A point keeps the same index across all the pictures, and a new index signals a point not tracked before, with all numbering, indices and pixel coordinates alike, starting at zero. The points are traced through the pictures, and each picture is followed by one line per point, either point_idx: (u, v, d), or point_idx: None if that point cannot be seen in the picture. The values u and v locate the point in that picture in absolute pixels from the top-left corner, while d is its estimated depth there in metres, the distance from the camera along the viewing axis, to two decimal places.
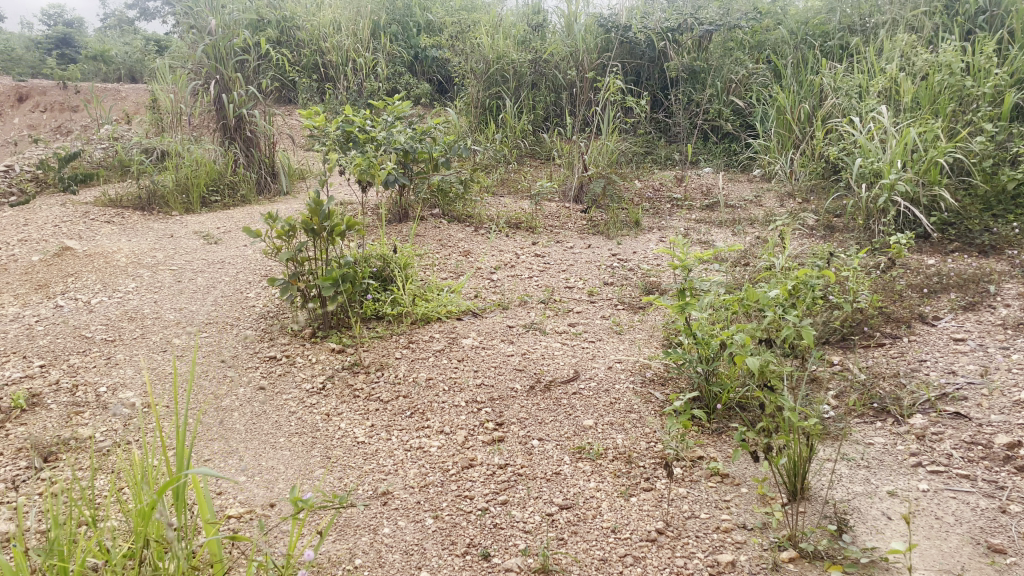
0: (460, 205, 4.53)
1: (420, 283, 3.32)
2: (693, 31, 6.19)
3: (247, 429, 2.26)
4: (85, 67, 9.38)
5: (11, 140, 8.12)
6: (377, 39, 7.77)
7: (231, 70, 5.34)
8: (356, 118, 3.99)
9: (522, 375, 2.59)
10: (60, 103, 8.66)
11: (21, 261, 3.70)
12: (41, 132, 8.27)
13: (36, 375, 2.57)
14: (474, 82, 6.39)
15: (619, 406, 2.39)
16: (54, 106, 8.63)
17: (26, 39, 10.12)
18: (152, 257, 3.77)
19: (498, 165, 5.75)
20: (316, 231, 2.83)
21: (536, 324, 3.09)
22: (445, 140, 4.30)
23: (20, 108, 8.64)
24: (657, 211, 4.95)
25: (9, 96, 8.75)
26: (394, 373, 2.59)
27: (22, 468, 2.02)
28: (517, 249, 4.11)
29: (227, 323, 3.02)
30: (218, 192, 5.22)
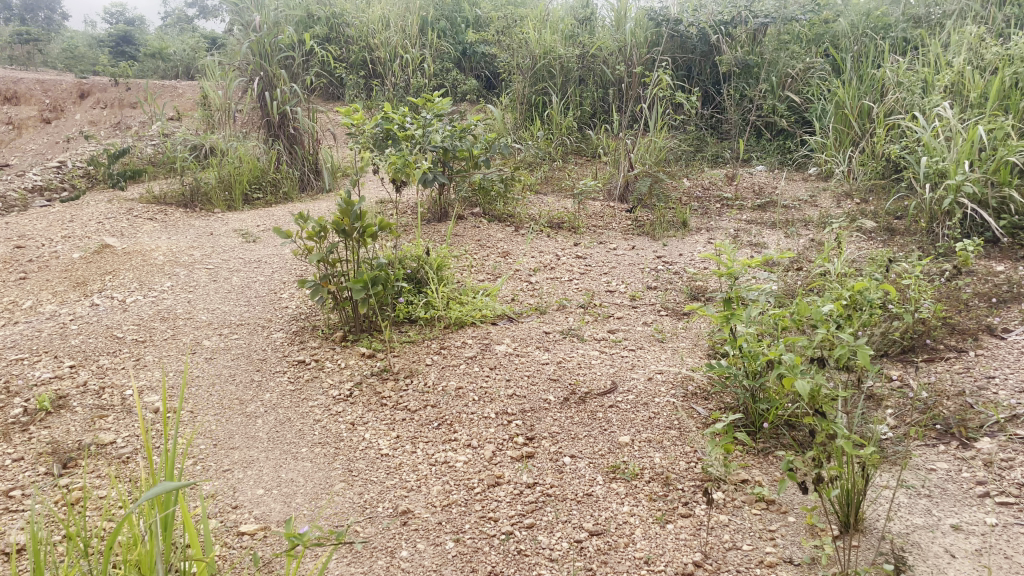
0: (501, 204, 4.43)
1: (456, 285, 3.22)
2: (747, 24, 6.00)
3: (269, 437, 2.19)
4: (144, 64, 9.58)
5: (70, 135, 8.32)
6: (425, 35, 7.71)
7: (275, 67, 5.33)
8: (395, 115, 3.90)
9: (556, 386, 2.47)
10: (118, 100, 8.85)
11: (62, 258, 3.73)
12: (100, 128, 8.46)
13: (65, 376, 2.55)
14: (520, 78, 6.28)
15: (658, 422, 2.26)
16: (113, 103, 8.84)
17: (90, 38, 10.41)
18: (189, 255, 3.76)
19: (542, 163, 5.62)
20: (347, 232, 2.72)
21: (574, 329, 2.97)
22: (486, 138, 4.20)
23: (81, 105, 8.88)
24: (706, 211, 4.77)
25: (71, 92, 9.01)
26: (423, 381, 2.49)
27: (40, 475, 1.98)
28: (558, 250, 3.99)
29: (258, 324, 2.96)
30: (261, 189, 5.22)
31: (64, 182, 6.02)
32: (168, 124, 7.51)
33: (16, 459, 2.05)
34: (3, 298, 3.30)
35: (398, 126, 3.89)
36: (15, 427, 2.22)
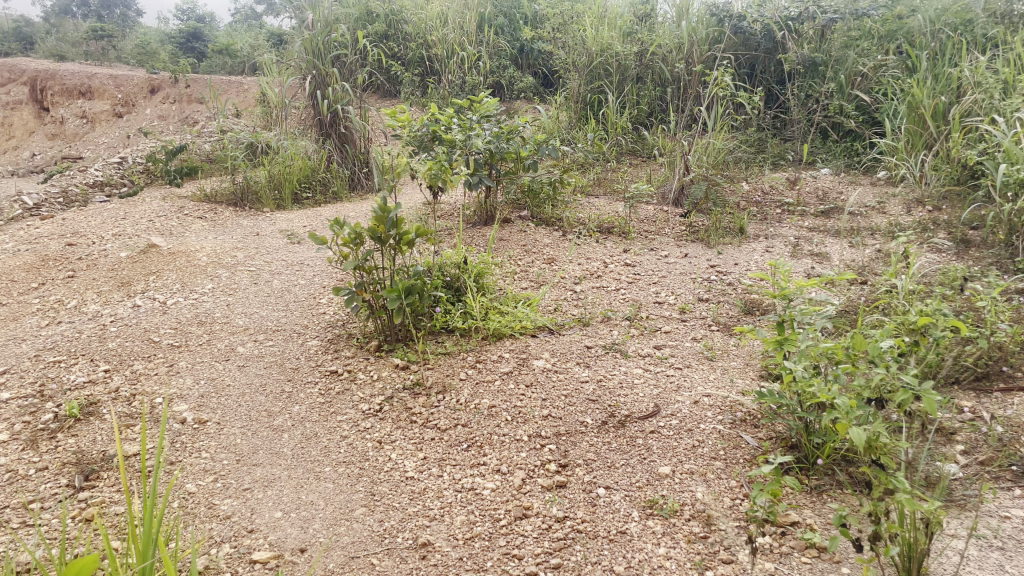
0: (551, 207, 4.30)
1: (497, 294, 3.12)
2: (814, 20, 5.72)
3: (293, 454, 2.12)
4: (212, 61, 9.75)
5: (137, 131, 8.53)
6: (482, 32, 7.62)
7: (328, 66, 5.30)
8: (442, 116, 3.80)
9: (595, 407, 2.34)
10: (189, 94, 8.94)
11: (109, 257, 3.75)
12: (167, 123, 8.64)
13: (98, 381, 2.53)
14: (576, 75, 6.12)
15: (702, 452, 2.11)
16: (182, 98, 8.96)
17: (162, 35, 10.69)
18: (232, 256, 3.74)
19: (595, 164, 5.46)
20: (382, 239, 2.63)
21: (617, 344, 2.83)
22: (535, 139, 4.07)
23: (150, 100, 9.09)
24: (765, 217, 4.55)
25: (142, 87, 9.20)
26: (456, 398, 2.39)
27: (61, 487, 1.94)
28: (607, 257, 3.84)
29: (294, 331, 2.90)
30: (310, 188, 5.20)
31: (123, 178, 6.13)
32: (227, 121, 7.60)
33: (40, 469, 2.02)
34: (51, 297, 3.34)
35: (444, 128, 3.79)
36: (44, 435, 2.19)
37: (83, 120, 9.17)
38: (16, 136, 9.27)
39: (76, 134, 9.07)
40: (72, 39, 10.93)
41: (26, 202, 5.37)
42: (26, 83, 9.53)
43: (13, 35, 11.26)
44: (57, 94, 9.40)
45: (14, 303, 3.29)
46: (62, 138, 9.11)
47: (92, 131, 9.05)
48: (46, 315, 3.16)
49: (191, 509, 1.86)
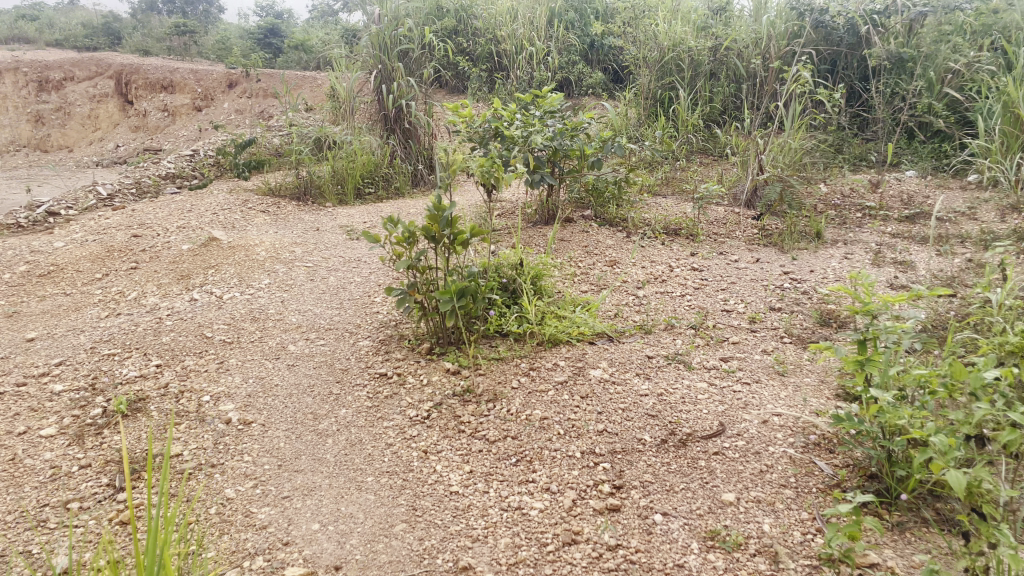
0: (615, 207, 4.14)
1: (555, 298, 2.99)
2: (903, 14, 5.45)
3: (336, 461, 2.04)
4: (288, 57, 9.90)
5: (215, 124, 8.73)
6: (553, 27, 7.49)
7: (393, 61, 5.25)
8: (505, 111, 3.68)
9: (654, 423, 2.19)
10: (264, 90, 9.12)
11: (172, 250, 3.77)
12: (244, 117, 8.81)
13: (149, 376, 2.51)
14: (646, 71, 5.92)
15: (770, 478, 1.94)
16: (258, 93, 9.13)
17: (241, 31, 10.91)
18: (290, 251, 3.70)
19: (663, 162, 5.27)
20: (436, 239, 2.52)
21: (681, 355, 2.67)
22: (600, 136, 3.92)
23: (229, 94, 9.29)
24: (844, 221, 4.29)
25: (220, 81, 9.41)
26: (506, 408, 2.27)
27: (103, 486, 1.91)
28: (672, 261, 3.66)
29: (346, 330, 2.83)
30: (373, 184, 5.17)
31: (194, 171, 6.22)
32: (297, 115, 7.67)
33: (83, 467, 1.99)
34: (113, 289, 3.37)
35: (507, 124, 3.67)
36: (90, 430, 2.17)
37: (164, 113, 9.41)
38: (101, 128, 9.62)
39: (157, 127, 9.32)
40: (157, 35, 11.26)
41: (100, 192, 5.51)
42: (112, 77, 9.82)
43: (103, 31, 11.65)
44: (140, 88, 9.66)
45: (78, 294, 3.34)
46: (144, 130, 9.39)
47: (173, 124, 9.27)
48: (106, 306, 3.19)
49: (228, 517, 1.80)
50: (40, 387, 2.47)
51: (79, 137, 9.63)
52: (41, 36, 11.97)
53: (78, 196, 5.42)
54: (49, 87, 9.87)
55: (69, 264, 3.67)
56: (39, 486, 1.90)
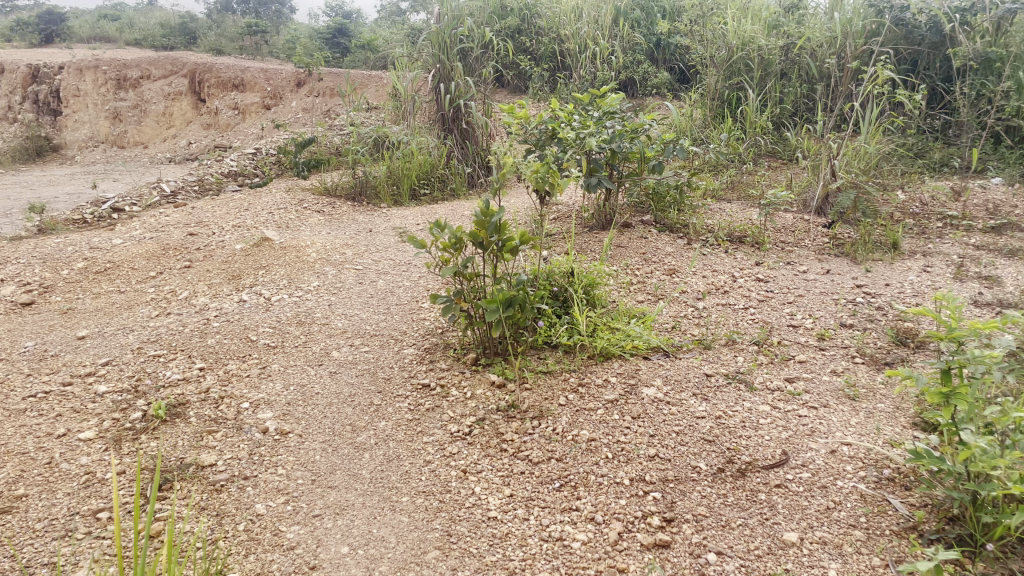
0: (676, 212, 3.97)
1: (608, 309, 2.85)
2: (991, 11, 5.12)
3: (371, 478, 1.95)
4: (355, 57, 9.98)
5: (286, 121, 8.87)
6: (618, 26, 7.32)
7: (452, 60, 5.18)
8: (562, 112, 3.55)
9: (710, 450, 2.04)
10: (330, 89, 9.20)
11: (225, 249, 3.77)
12: (311, 115, 8.91)
13: (192, 379, 2.47)
14: (713, 71, 5.68)
15: (838, 517, 1.77)
16: (325, 92, 9.21)
17: (311, 31, 11.05)
18: (341, 253, 3.65)
19: (730, 165, 5.05)
20: (484, 246, 2.41)
21: (742, 374, 2.50)
22: (662, 138, 3.76)
23: (297, 92, 9.40)
24: (924, 231, 4.02)
25: (289, 80, 9.54)
26: (552, 426, 2.15)
27: (133, 495, 1.86)
28: (736, 271, 3.47)
29: (391, 337, 2.74)
30: (429, 185, 5.10)
31: (256, 169, 6.28)
32: (358, 114, 7.68)
33: (116, 473, 1.95)
34: (166, 287, 3.38)
35: (564, 125, 3.54)
36: (128, 435, 2.14)
37: (235, 112, 9.57)
38: (175, 125, 9.83)
39: (227, 125, 9.51)
40: (230, 35, 11.48)
41: (163, 189, 5.59)
42: (186, 75, 10.00)
43: (179, 30, 11.94)
44: (212, 86, 9.86)
45: (131, 291, 3.36)
46: (215, 128, 9.58)
47: (243, 122, 9.43)
48: (158, 305, 3.19)
49: (257, 534, 1.72)
50: (85, 388, 2.46)
51: (154, 134, 9.87)
52: (122, 35, 12.36)
53: (143, 193, 5.52)
54: (127, 85, 10.12)
55: (125, 261, 3.70)
56: (71, 493, 1.86)
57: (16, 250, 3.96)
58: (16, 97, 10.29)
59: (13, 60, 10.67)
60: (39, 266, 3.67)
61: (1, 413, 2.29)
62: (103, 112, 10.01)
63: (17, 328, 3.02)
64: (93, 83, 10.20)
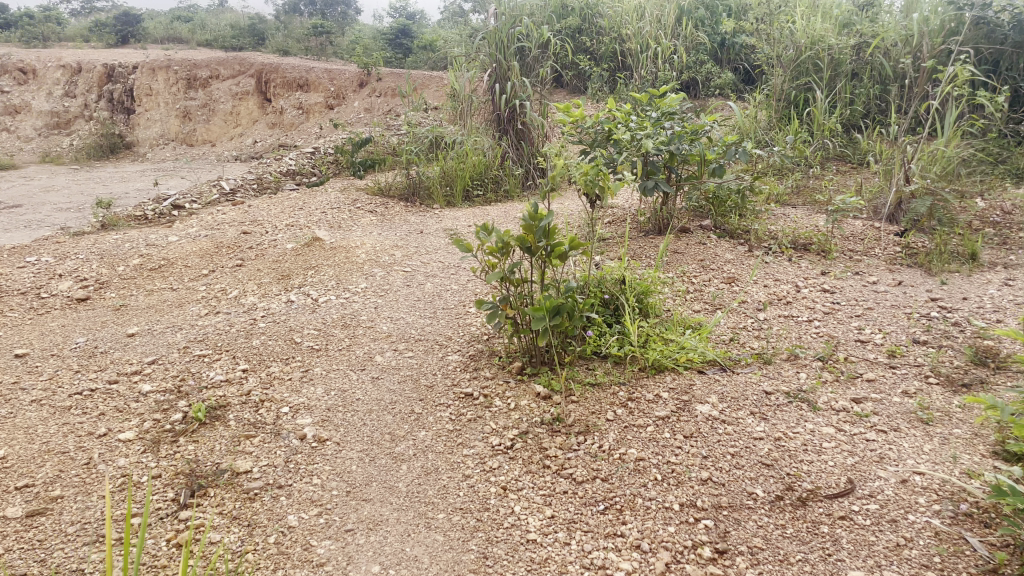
0: (738, 217, 3.80)
1: (662, 318, 2.73)
2: None
3: (407, 492, 1.87)
4: (417, 58, 10.00)
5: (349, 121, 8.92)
6: (681, 25, 7.13)
7: (509, 60, 5.09)
8: (619, 112, 3.43)
9: (768, 475, 1.90)
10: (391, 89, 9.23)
11: (276, 248, 3.77)
12: (373, 115, 8.94)
13: (234, 381, 2.44)
14: (779, 71, 5.46)
15: (909, 556, 1.61)
16: (385, 92, 9.24)
17: (375, 32, 11.13)
18: (390, 255, 3.60)
19: (795, 169, 4.83)
20: (532, 250, 2.31)
21: (805, 392, 2.34)
22: (723, 140, 3.59)
23: (359, 92, 9.45)
24: (1006, 242, 3.76)
25: (351, 80, 9.60)
26: (598, 443, 2.04)
27: (166, 501, 1.82)
28: (800, 280, 3.30)
29: (436, 342, 2.67)
30: (482, 186, 5.02)
31: (314, 168, 6.31)
32: (416, 114, 7.66)
33: (152, 477, 1.92)
34: (217, 286, 3.38)
35: (620, 126, 3.42)
36: (167, 437, 2.11)
37: (299, 111, 9.70)
38: (241, 124, 10.02)
39: (292, 124, 9.64)
40: (295, 35, 11.66)
41: (222, 187, 5.66)
42: (252, 76, 10.18)
43: (248, 31, 12.17)
44: (279, 86, 9.99)
45: (183, 289, 3.37)
46: (280, 128, 9.73)
47: (307, 121, 9.54)
48: (208, 304, 3.19)
49: (286, 548, 1.66)
50: (129, 387, 2.45)
51: (221, 133, 10.08)
52: (194, 36, 12.67)
53: (203, 191, 5.60)
54: (197, 84, 10.35)
55: (179, 258, 3.73)
56: (105, 496, 1.84)
57: (77, 246, 4.04)
58: (92, 96, 10.63)
59: (91, 60, 11.03)
60: (97, 262, 3.73)
61: (47, 411, 2.30)
62: (173, 110, 10.25)
63: (71, 324, 3.05)
64: (165, 82, 10.47)
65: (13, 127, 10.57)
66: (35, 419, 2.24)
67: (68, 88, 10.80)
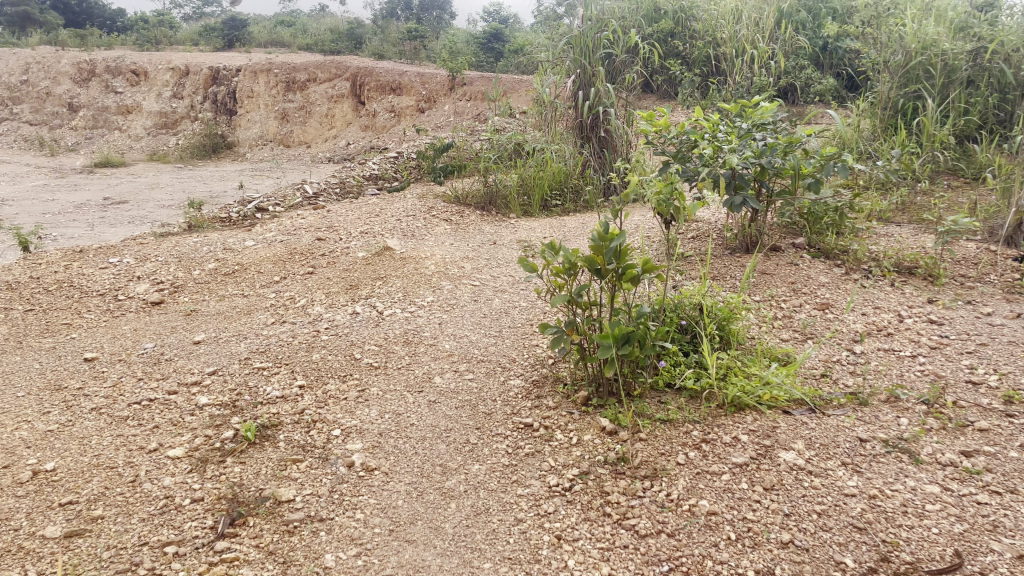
0: (834, 236, 3.51)
1: (745, 348, 2.51)
2: None
3: (454, 535, 1.73)
4: (507, 62, 9.91)
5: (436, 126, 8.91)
6: (780, 29, 6.78)
7: (595, 65, 4.91)
8: (706, 122, 3.21)
9: (860, 541, 1.67)
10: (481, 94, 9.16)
11: (348, 257, 3.72)
12: (461, 119, 8.90)
13: (289, 398, 2.36)
14: (886, 77, 5.10)
15: None
16: (475, 96, 9.18)
17: (468, 37, 11.12)
18: (460, 267, 3.49)
19: (901, 184, 4.46)
20: (601, 272, 2.14)
21: (905, 442, 2.07)
22: (823, 153, 3.29)
23: (450, 96, 9.43)
24: None
25: (443, 85, 9.58)
26: (665, 492, 1.85)
27: (205, 530, 1.75)
28: (903, 309, 2.99)
29: (499, 364, 2.53)
30: (561, 196, 4.86)
31: (396, 173, 6.29)
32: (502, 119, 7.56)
33: (194, 501, 1.85)
34: (286, 294, 3.34)
35: (706, 137, 3.21)
36: (214, 457, 2.04)
37: (390, 115, 9.76)
38: (335, 126, 10.13)
39: (384, 127, 9.72)
40: (390, 40, 11.78)
41: (306, 191, 5.70)
42: (348, 79, 10.28)
43: (345, 36, 12.39)
44: (372, 90, 10.09)
45: (254, 296, 3.36)
46: (372, 130, 9.82)
47: (397, 125, 9.59)
48: (275, 312, 3.15)
49: None
50: (187, 398, 2.41)
51: (316, 134, 10.22)
52: (294, 40, 13.00)
53: (287, 194, 5.66)
54: (295, 88, 10.57)
55: (253, 264, 3.72)
56: (145, 519, 1.78)
57: (159, 248, 4.10)
58: (198, 97, 11.03)
59: (198, 63, 11.44)
60: (175, 265, 3.76)
61: (105, 421, 2.28)
62: (272, 112, 10.52)
63: (143, 328, 3.07)
64: (265, 85, 10.76)
65: (123, 127, 11.11)
66: (91, 429, 2.23)
67: (175, 90, 11.25)
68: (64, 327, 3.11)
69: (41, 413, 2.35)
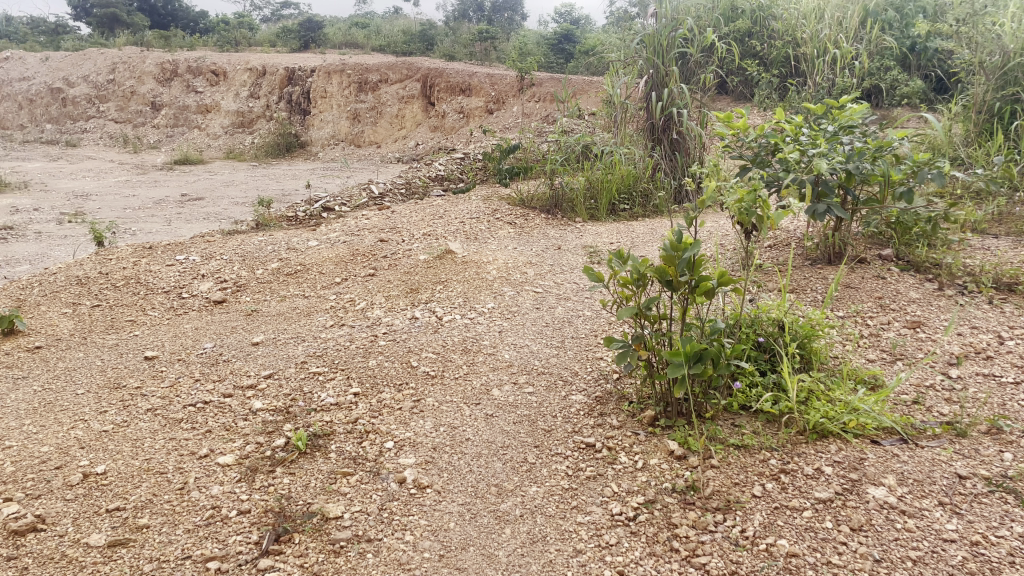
0: (925, 248, 3.26)
1: (828, 368, 2.32)
2: None
3: (507, 564, 1.62)
4: (579, 63, 9.75)
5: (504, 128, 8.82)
6: (866, 27, 6.45)
7: (669, 64, 4.70)
8: (788, 124, 3.02)
9: None
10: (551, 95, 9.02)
11: (409, 259, 3.64)
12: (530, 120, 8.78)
13: (343, 406, 2.29)
14: (981, 79, 4.80)
15: None
16: (546, 98, 9.05)
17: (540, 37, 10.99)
18: (523, 272, 3.38)
19: (1001, 193, 4.13)
20: (672, 284, 1.99)
21: (1012, 480, 1.83)
22: (914, 159, 3.06)
23: (519, 97, 9.31)
24: None
25: (513, 87, 9.48)
26: (740, 527, 1.69)
27: (248, 545, 1.67)
28: (1004, 329, 2.73)
29: (560, 377, 2.41)
30: (630, 200, 4.70)
31: (462, 174, 6.23)
32: (571, 121, 7.42)
33: (241, 513, 1.78)
34: (346, 296, 3.29)
35: (788, 140, 3.01)
36: (264, 466, 1.98)
37: (459, 115, 9.71)
38: (405, 127, 10.16)
39: (452, 128, 9.67)
40: (461, 41, 11.76)
41: (372, 191, 5.68)
42: (419, 80, 10.28)
43: (418, 36, 12.42)
44: (442, 90, 10.06)
45: (314, 297, 3.31)
46: (441, 131, 9.79)
47: (466, 125, 9.54)
48: (334, 315, 3.10)
49: None
50: (241, 402, 2.36)
51: (386, 134, 10.27)
52: (367, 41, 13.11)
53: (353, 194, 5.65)
54: (366, 88, 10.64)
55: (315, 265, 3.69)
56: (190, 531, 1.72)
57: (225, 246, 4.11)
58: (273, 97, 11.23)
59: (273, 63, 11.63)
60: (239, 263, 3.76)
61: (159, 422, 2.25)
62: (343, 113, 10.62)
63: (203, 327, 3.06)
64: (338, 85, 10.86)
65: (202, 126, 11.40)
66: (145, 431, 2.19)
67: (251, 90, 11.49)
68: (128, 324, 3.12)
69: (99, 412, 2.33)
